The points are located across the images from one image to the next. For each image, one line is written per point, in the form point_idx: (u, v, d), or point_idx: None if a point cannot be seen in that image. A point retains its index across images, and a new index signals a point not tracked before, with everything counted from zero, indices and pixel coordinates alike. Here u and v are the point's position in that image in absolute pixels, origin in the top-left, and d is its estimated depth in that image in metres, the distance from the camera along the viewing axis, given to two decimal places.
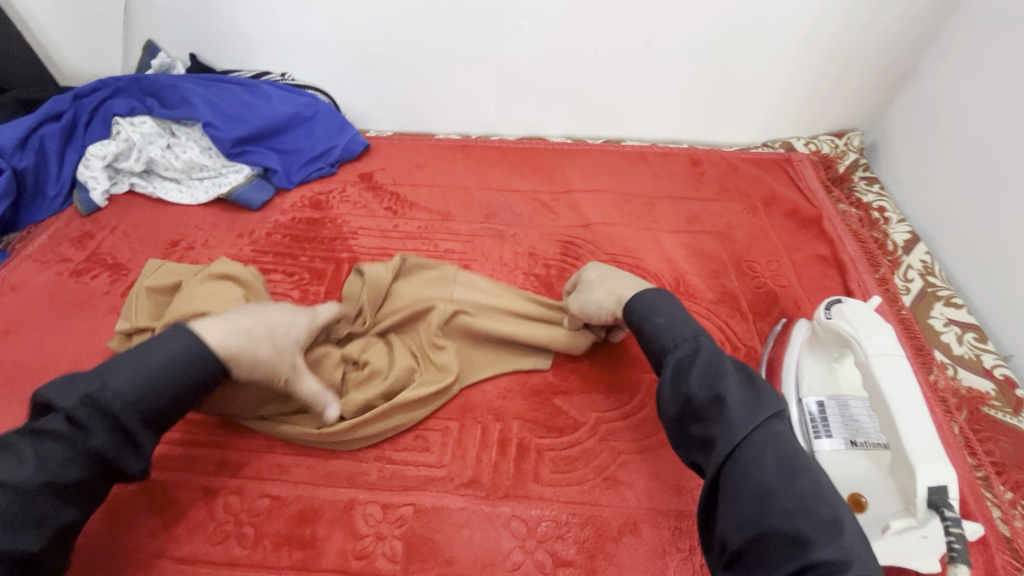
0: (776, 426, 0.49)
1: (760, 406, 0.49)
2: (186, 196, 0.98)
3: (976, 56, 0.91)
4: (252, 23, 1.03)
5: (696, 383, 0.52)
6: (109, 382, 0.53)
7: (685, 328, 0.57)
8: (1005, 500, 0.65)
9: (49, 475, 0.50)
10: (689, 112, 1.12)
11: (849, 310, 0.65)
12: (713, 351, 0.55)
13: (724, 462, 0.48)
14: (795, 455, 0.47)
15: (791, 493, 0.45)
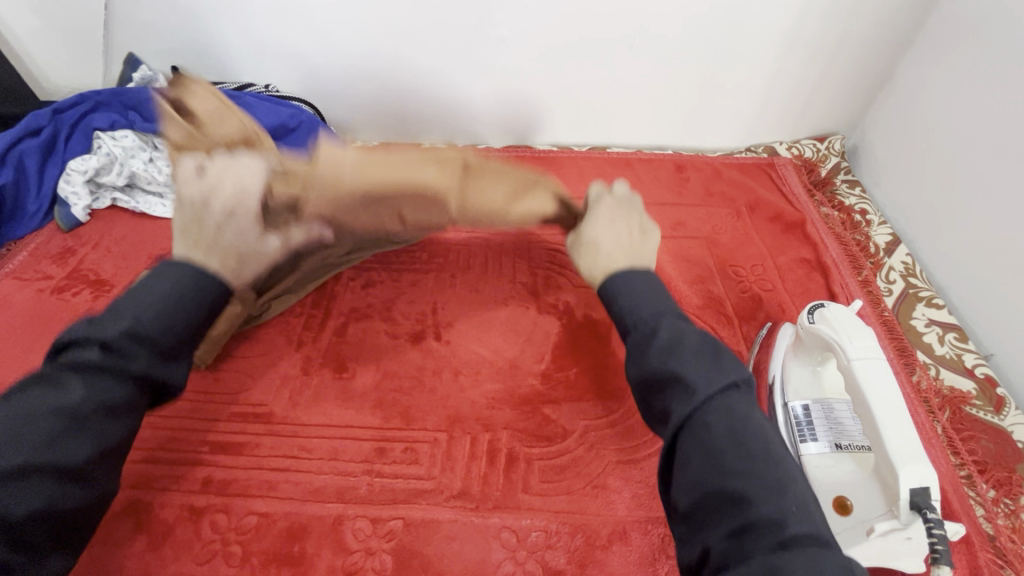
0: (734, 396, 0.48)
1: (718, 373, 0.48)
2: (170, 210, 0.97)
3: (952, 60, 0.93)
4: (234, 35, 1.03)
5: (655, 355, 0.51)
6: (139, 317, 0.50)
7: (649, 304, 0.57)
8: (988, 498, 0.66)
9: (92, 454, 0.47)
10: (673, 118, 1.14)
11: (832, 315, 0.65)
12: (676, 325, 0.54)
13: (679, 429, 0.47)
14: (747, 422, 0.46)
15: (743, 459, 0.44)
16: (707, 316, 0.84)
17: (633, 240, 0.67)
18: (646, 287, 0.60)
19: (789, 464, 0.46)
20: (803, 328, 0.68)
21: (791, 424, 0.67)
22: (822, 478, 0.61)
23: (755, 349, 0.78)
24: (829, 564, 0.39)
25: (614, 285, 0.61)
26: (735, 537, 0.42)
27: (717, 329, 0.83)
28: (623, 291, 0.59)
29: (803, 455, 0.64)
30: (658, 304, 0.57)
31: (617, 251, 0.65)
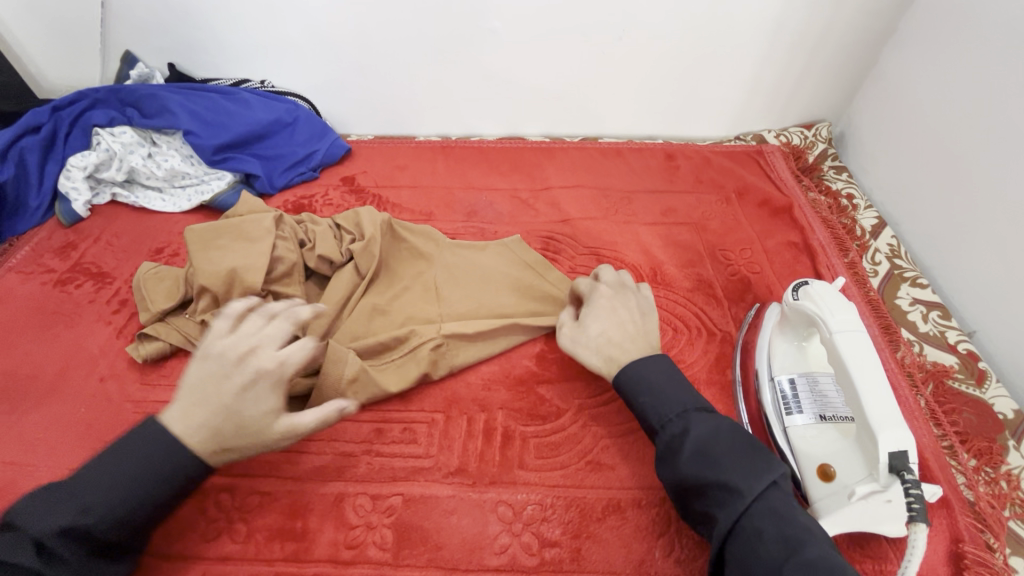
0: (774, 493, 0.51)
1: (757, 472, 0.52)
2: (169, 204, 0.99)
3: (934, 46, 0.95)
4: (229, 31, 1.04)
5: (690, 460, 0.54)
6: (89, 506, 0.50)
7: (675, 400, 0.59)
8: (970, 466, 0.69)
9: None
10: (663, 108, 1.16)
11: (815, 291, 0.68)
12: (710, 417, 0.57)
13: (728, 534, 0.51)
14: (794, 525, 0.49)
15: (797, 564, 0.47)
16: (697, 298, 0.86)
17: (638, 324, 0.68)
18: (665, 376, 0.61)
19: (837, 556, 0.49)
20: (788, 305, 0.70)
21: (777, 398, 0.69)
22: (806, 448, 0.63)
23: (743, 329, 0.80)
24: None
25: (632, 373, 0.61)
26: None
27: (707, 310, 0.85)
28: (643, 389, 0.60)
29: (789, 427, 0.66)
30: (683, 397, 0.59)
31: (628, 345, 0.65)
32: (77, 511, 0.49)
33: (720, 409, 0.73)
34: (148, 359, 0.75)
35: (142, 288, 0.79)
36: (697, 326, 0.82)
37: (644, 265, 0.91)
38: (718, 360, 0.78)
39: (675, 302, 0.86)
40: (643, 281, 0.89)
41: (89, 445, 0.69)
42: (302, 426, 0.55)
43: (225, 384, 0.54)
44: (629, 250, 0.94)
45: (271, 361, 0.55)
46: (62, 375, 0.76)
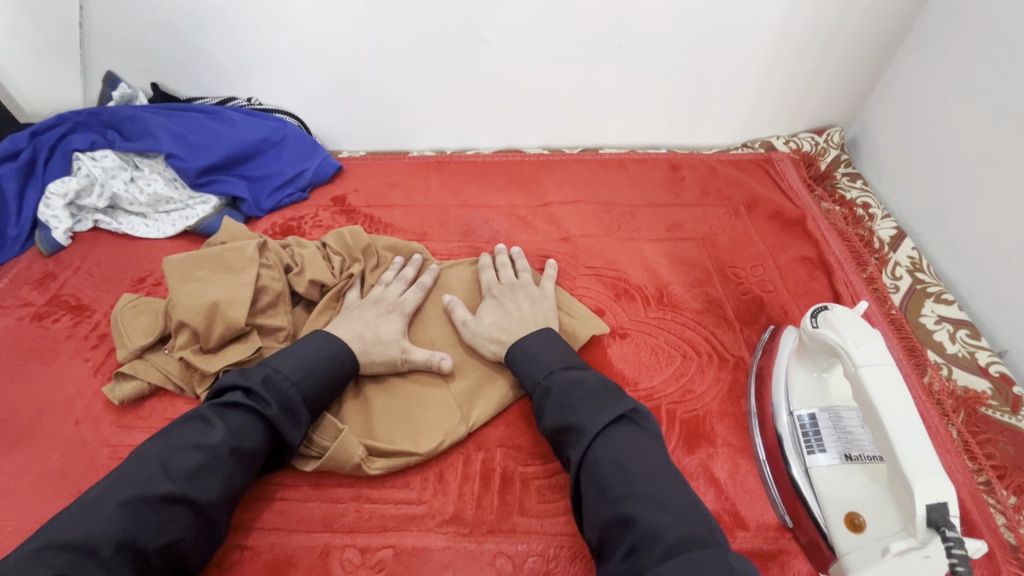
0: (618, 427, 0.56)
1: (602, 409, 0.57)
2: (153, 229, 0.95)
3: (951, 44, 0.90)
4: (212, 47, 1.01)
5: (552, 414, 0.60)
6: (280, 368, 0.62)
7: (547, 362, 0.65)
8: (1009, 505, 0.63)
9: (235, 441, 0.57)
10: (665, 116, 1.11)
11: (838, 319, 0.62)
12: (575, 371, 0.63)
13: (579, 468, 0.55)
14: (626, 453, 0.54)
15: (624, 483, 0.52)
16: (707, 321, 0.81)
17: (524, 310, 0.73)
18: (542, 345, 0.67)
19: (670, 475, 0.53)
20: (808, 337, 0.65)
21: (797, 435, 0.64)
22: (831, 492, 0.59)
23: (757, 355, 0.75)
24: (708, 558, 0.45)
25: (516, 350, 0.67)
26: (630, 555, 0.48)
27: (718, 333, 0.80)
28: (521, 356, 0.67)
29: (811, 468, 0.61)
30: (551, 359, 0.65)
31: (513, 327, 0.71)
32: (263, 376, 0.61)
33: (734, 444, 0.67)
34: (125, 401, 0.71)
35: (119, 323, 0.75)
36: (708, 352, 0.77)
37: (649, 285, 0.86)
38: (731, 389, 0.73)
39: (683, 326, 0.81)
40: (649, 303, 0.84)
41: (61, 495, 0.65)
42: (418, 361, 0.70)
43: (376, 346, 0.70)
44: (633, 269, 0.89)
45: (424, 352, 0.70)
46: (36, 417, 0.72)
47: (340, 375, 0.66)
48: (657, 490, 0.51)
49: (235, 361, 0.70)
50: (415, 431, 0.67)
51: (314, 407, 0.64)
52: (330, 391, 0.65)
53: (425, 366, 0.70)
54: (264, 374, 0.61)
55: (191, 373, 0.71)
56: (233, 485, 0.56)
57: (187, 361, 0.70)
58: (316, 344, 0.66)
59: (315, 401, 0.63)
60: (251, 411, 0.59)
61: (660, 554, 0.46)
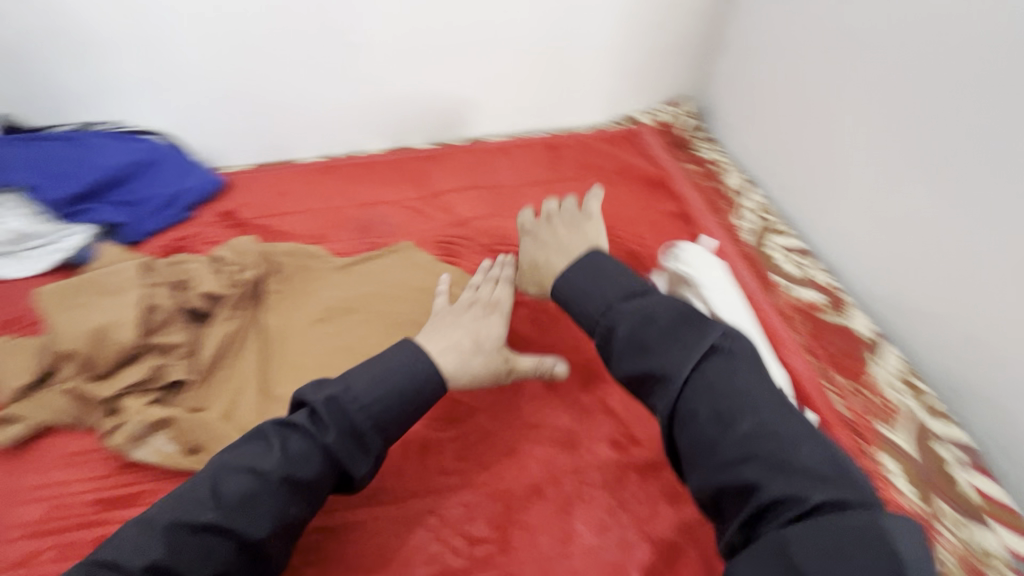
0: (712, 365, 0.52)
1: (687, 346, 0.53)
2: (19, 268, 0.89)
3: (763, 16, 1.06)
4: (62, 71, 0.96)
5: (624, 357, 0.56)
6: (258, 467, 0.53)
7: (606, 294, 0.62)
8: (843, 387, 0.77)
9: (291, 469, 0.54)
10: (540, 102, 1.20)
11: (691, 257, 0.72)
12: (640, 304, 0.58)
13: (671, 421, 0.53)
14: (728, 403, 0.50)
15: (733, 442, 0.48)
16: None
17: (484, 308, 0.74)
18: (592, 275, 0.64)
19: (789, 411, 0.50)
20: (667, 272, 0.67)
21: None
22: None
23: None
24: (856, 522, 0.41)
25: (564, 283, 0.65)
26: (753, 520, 0.45)
27: None
28: (574, 294, 0.64)
29: None
30: (610, 293, 0.62)
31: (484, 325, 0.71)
32: (252, 470, 0.53)
33: None
34: (9, 444, 0.67)
35: None
36: None
37: None
38: None
39: None
40: None
41: None
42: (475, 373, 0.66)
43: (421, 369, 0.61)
44: None
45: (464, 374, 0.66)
46: None
47: (421, 394, 0.61)
48: (774, 424, 0.48)
49: (131, 381, 0.69)
50: None
51: (391, 437, 0.59)
52: (325, 477, 0.55)
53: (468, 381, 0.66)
54: (248, 472, 0.53)
55: (85, 403, 0.69)
56: None
57: (77, 390, 0.68)
58: (320, 416, 0.56)
59: (311, 495, 0.55)
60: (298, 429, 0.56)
61: (791, 513, 0.44)
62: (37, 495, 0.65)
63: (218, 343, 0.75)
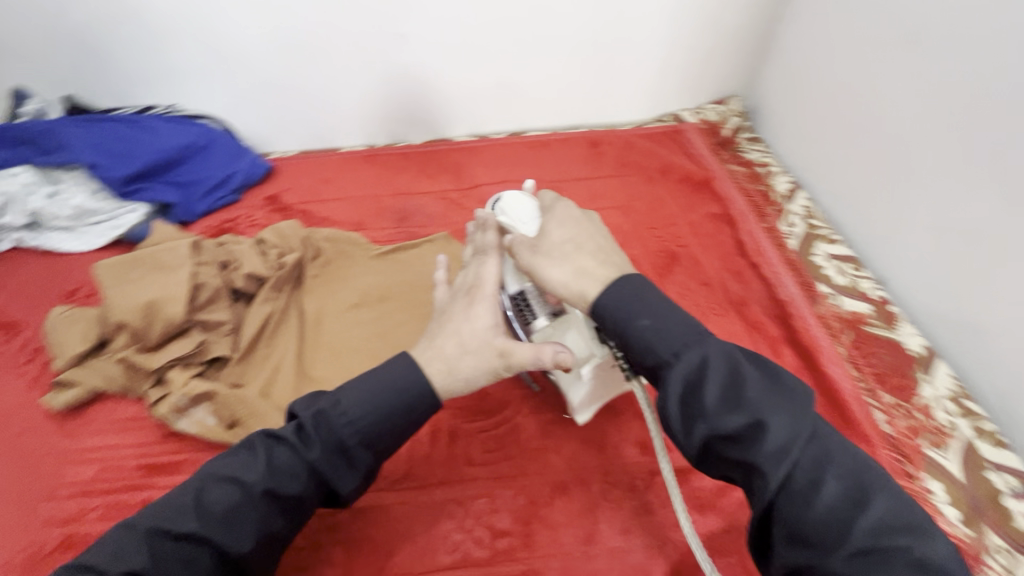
0: (829, 435, 0.42)
1: (779, 406, 0.42)
2: (80, 243, 0.94)
3: (818, 12, 1.00)
4: (125, 56, 1.00)
5: (717, 408, 0.43)
6: (263, 463, 0.50)
7: (670, 328, 0.47)
8: (888, 403, 0.74)
9: (208, 518, 0.48)
10: (583, 97, 1.18)
11: (512, 204, 0.61)
12: (700, 348, 0.45)
13: (774, 496, 0.40)
14: (841, 463, 0.40)
15: (867, 523, 0.38)
16: None
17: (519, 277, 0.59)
18: (625, 300, 0.49)
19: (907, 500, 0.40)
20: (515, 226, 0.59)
21: None
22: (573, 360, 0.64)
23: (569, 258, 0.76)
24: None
25: (605, 301, 0.50)
26: None
27: None
28: (614, 313, 0.49)
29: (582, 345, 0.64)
30: (667, 330, 0.46)
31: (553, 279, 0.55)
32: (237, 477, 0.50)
33: None
34: (67, 407, 0.71)
35: (55, 333, 0.75)
36: None
37: None
38: None
39: None
40: None
41: (7, 505, 0.65)
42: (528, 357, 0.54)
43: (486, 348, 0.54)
44: None
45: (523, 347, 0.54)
46: None
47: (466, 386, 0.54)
48: (890, 510, 0.39)
49: (178, 355, 0.72)
50: None
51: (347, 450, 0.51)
52: (319, 484, 0.51)
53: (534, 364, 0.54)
54: (232, 474, 0.50)
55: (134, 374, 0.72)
56: None
57: (128, 361, 0.71)
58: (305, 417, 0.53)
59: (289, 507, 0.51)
60: (299, 432, 0.52)
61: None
62: (89, 457, 0.69)
63: (258, 325, 0.78)
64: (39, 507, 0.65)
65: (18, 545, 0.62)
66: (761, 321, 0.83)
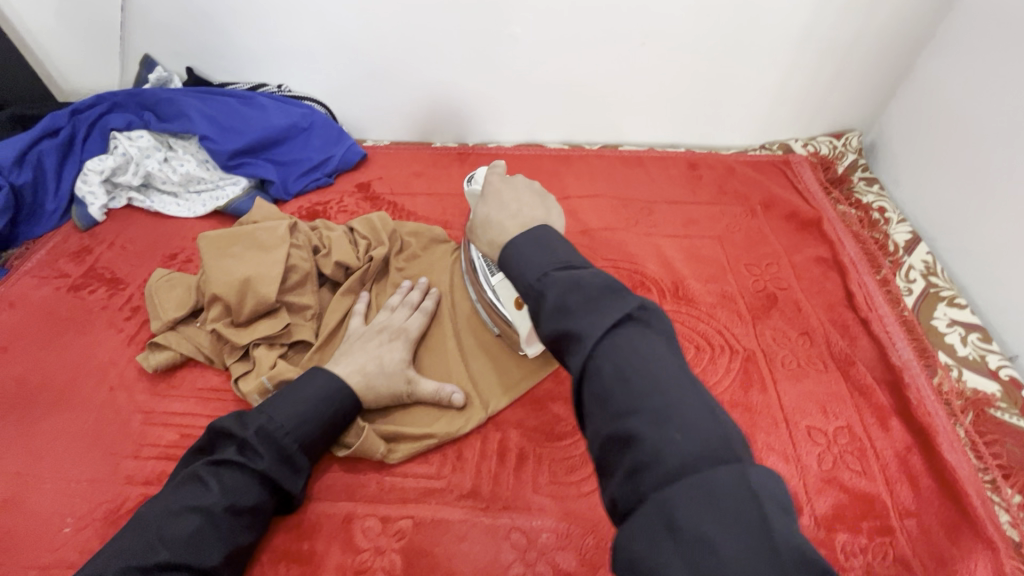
0: (627, 333, 0.39)
1: (602, 307, 0.39)
2: (185, 209, 0.99)
3: (976, 52, 0.90)
4: (245, 33, 1.03)
5: (550, 315, 0.41)
6: (276, 416, 0.60)
7: (535, 262, 0.44)
8: (1014, 504, 0.65)
9: (231, 499, 0.55)
10: (687, 116, 1.12)
11: (481, 176, 0.73)
12: (571, 273, 0.42)
13: (581, 382, 0.39)
14: (648, 359, 0.37)
15: (647, 418, 0.35)
16: (720, 315, 0.83)
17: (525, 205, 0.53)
18: (538, 245, 0.45)
19: (696, 387, 0.37)
20: (490, 177, 0.58)
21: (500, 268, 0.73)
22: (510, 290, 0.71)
23: None
24: (724, 482, 0.32)
25: (510, 249, 0.46)
26: (630, 477, 0.35)
27: (730, 327, 0.82)
28: (512, 255, 0.46)
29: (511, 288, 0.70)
30: (550, 257, 0.44)
31: (507, 223, 0.51)
32: (261, 423, 0.59)
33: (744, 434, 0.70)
34: (158, 369, 0.74)
35: (153, 296, 0.78)
36: (719, 345, 0.79)
37: (665, 279, 0.88)
38: (740, 380, 0.75)
39: (696, 319, 0.83)
40: (664, 296, 0.86)
41: (95, 457, 0.68)
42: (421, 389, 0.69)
43: (384, 378, 0.68)
44: (649, 263, 0.91)
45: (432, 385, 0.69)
46: (73, 382, 0.75)
47: (338, 417, 0.64)
48: (690, 419, 0.35)
49: (265, 335, 0.73)
50: (432, 417, 0.70)
51: (340, 407, 0.64)
52: (329, 427, 0.63)
53: (432, 398, 0.69)
54: (258, 424, 0.59)
55: (221, 344, 0.74)
56: (241, 543, 0.55)
57: (218, 333, 0.73)
58: (312, 383, 0.64)
59: (312, 446, 0.62)
60: (291, 397, 0.62)
61: (686, 477, 0.32)
62: (172, 422, 0.71)
63: (339, 316, 0.78)
64: (124, 463, 0.67)
65: (102, 498, 0.65)
66: (870, 385, 0.75)
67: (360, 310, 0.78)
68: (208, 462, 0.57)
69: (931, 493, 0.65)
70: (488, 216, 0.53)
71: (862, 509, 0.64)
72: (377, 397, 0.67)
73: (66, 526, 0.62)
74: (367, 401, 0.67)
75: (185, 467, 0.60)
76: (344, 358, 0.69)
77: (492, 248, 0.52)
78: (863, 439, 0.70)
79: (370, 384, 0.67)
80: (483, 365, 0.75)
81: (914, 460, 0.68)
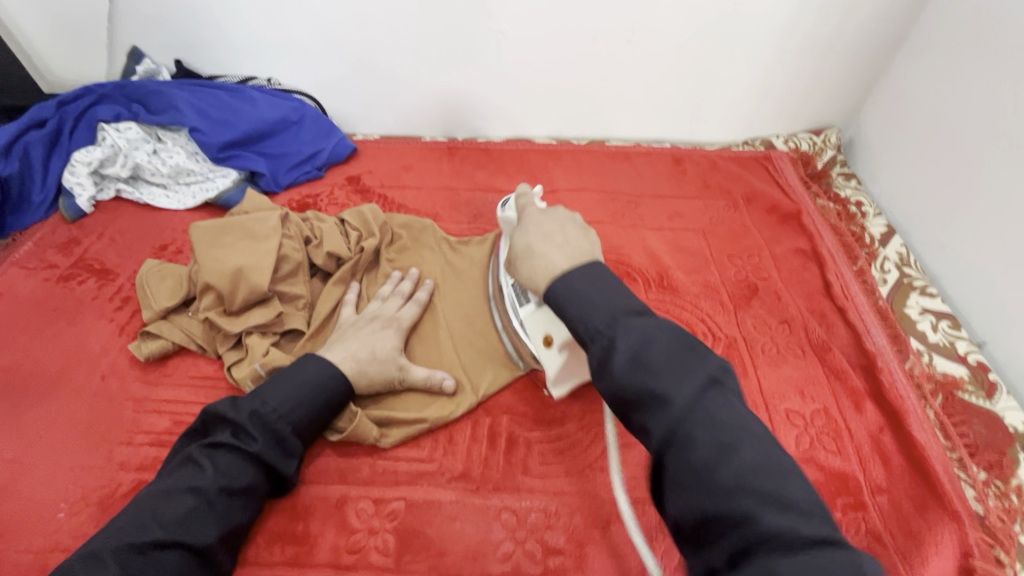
0: (710, 397, 0.42)
1: (687, 370, 0.43)
2: (174, 201, 0.99)
3: (946, 53, 0.94)
4: (236, 27, 1.04)
5: (624, 370, 0.44)
6: (270, 400, 0.61)
7: (602, 304, 0.49)
8: (979, 480, 0.68)
9: (225, 480, 0.56)
10: (672, 113, 1.15)
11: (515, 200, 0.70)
12: (643, 322, 0.47)
13: (664, 446, 0.42)
14: (731, 423, 0.40)
15: (732, 470, 0.38)
16: (704, 304, 0.86)
17: (569, 236, 0.58)
18: (593, 281, 0.51)
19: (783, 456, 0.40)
20: (528, 210, 0.64)
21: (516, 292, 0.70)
22: (532, 321, 0.66)
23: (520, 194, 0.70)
24: (802, 496, 0.37)
25: (560, 285, 0.52)
26: (736, 560, 0.36)
27: (713, 315, 0.84)
28: (565, 295, 0.51)
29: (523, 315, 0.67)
30: (613, 299, 0.49)
31: (554, 255, 0.56)
32: (255, 406, 0.60)
33: None
34: (150, 357, 0.74)
35: (145, 286, 0.78)
36: (701, 332, 0.82)
37: (651, 270, 0.90)
38: None
39: (681, 309, 0.85)
40: (649, 286, 0.88)
41: (88, 444, 0.68)
42: (412, 375, 0.70)
43: (376, 364, 0.69)
44: (635, 254, 0.93)
45: (424, 372, 0.71)
46: (64, 371, 0.75)
47: (331, 401, 0.65)
48: (751, 451, 0.39)
49: (258, 323, 0.74)
50: (423, 403, 0.72)
51: (332, 391, 0.65)
52: (322, 411, 0.64)
53: (424, 384, 0.71)
54: (251, 408, 0.60)
55: (214, 334, 0.75)
56: (235, 522, 0.56)
57: (210, 321, 0.74)
58: (304, 368, 0.65)
59: (305, 431, 0.63)
60: (284, 383, 0.63)
61: (783, 546, 0.34)
62: (164, 409, 0.71)
63: (331, 305, 0.79)
64: (117, 450, 0.68)
65: (94, 484, 0.65)
66: (845, 370, 0.78)
67: (352, 299, 0.79)
68: (201, 445, 0.58)
69: (902, 471, 0.68)
70: (531, 245, 0.57)
71: (836, 486, 0.67)
72: (369, 383, 0.69)
73: (59, 512, 0.63)
74: (359, 386, 0.68)
75: (180, 450, 0.61)
76: (336, 344, 0.70)
77: (535, 277, 0.56)
78: (838, 420, 0.73)
79: (362, 370, 0.68)
80: (472, 351, 0.77)
81: (886, 440, 0.71)
